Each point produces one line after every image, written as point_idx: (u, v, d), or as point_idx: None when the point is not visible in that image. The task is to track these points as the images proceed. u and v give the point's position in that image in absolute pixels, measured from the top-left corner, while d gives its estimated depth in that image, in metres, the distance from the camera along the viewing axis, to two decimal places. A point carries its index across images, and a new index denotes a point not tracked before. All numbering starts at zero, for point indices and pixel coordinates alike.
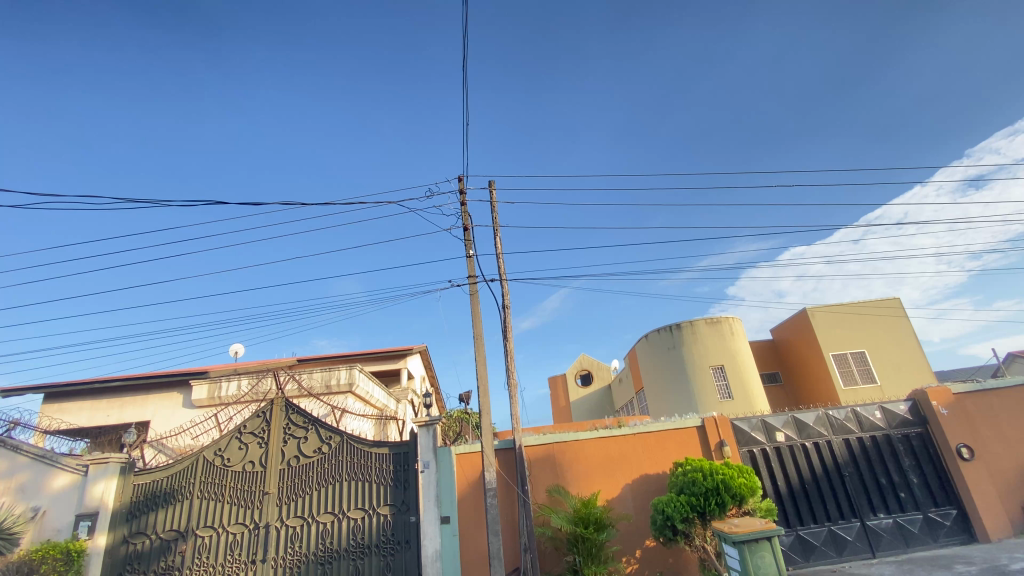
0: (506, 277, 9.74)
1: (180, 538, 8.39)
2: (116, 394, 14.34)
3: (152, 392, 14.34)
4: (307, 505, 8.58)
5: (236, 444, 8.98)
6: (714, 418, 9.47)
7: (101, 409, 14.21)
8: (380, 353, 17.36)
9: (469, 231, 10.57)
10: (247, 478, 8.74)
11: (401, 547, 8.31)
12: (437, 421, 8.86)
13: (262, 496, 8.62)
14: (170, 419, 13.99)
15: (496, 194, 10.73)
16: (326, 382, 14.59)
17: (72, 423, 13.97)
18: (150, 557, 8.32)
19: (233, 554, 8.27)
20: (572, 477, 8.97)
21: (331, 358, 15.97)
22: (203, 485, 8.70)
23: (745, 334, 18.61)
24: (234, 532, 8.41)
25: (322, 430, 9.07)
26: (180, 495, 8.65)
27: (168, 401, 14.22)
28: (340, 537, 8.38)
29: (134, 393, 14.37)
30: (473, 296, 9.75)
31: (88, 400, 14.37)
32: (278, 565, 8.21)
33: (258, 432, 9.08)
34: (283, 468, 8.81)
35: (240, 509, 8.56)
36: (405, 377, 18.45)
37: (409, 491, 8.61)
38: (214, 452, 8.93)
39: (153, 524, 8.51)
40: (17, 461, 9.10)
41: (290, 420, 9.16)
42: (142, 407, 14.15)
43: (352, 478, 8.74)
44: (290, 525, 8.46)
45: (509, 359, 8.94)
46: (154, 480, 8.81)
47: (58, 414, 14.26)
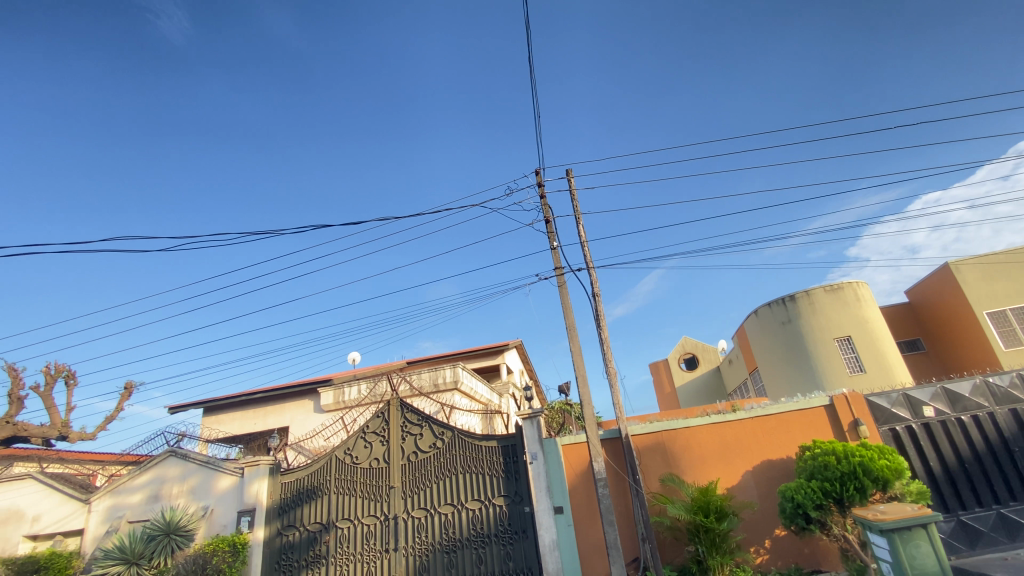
0: (593, 265, 9.54)
1: (323, 530, 9.25)
2: (259, 404, 16.22)
3: (287, 400, 16.02)
4: (429, 497, 9.07)
5: (362, 443, 9.74)
6: (843, 395, 8.58)
7: (249, 418, 16.13)
8: (479, 350, 17.91)
9: (551, 223, 10.52)
10: (374, 474, 9.43)
11: (519, 536, 8.51)
12: (540, 413, 8.93)
13: (389, 489, 9.25)
14: (305, 424, 15.53)
15: (574, 182, 10.57)
16: (434, 381, 15.34)
17: (228, 432, 16.02)
18: (301, 547, 9.25)
19: (369, 543, 8.98)
20: (686, 465, 8.60)
21: (436, 358, 16.76)
22: (338, 481, 9.54)
23: (873, 299, 16.71)
24: (368, 523, 9.13)
25: (435, 427, 9.54)
26: (320, 490, 9.55)
27: (301, 408, 15.80)
28: (461, 526, 8.76)
29: (273, 403, 16.14)
30: (562, 287, 9.68)
31: (238, 411, 16.37)
32: (409, 553, 8.77)
33: (380, 430, 9.76)
34: (405, 463, 9.40)
35: (371, 502, 9.26)
36: (506, 371, 18.88)
37: (521, 482, 8.79)
38: (344, 451, 9.76)
39: (301, 517, 9.46)
40: (189, 466, 10.63)
41: (406, 418, 9.74)
42: (280, 414, 15.87)
43: (466, 471, 9.10)
44: (415, 516, 9.01)
45: (606, 348, 8.75)
46: (297, 478, 9.81)
47: (216, 425, 16.42)
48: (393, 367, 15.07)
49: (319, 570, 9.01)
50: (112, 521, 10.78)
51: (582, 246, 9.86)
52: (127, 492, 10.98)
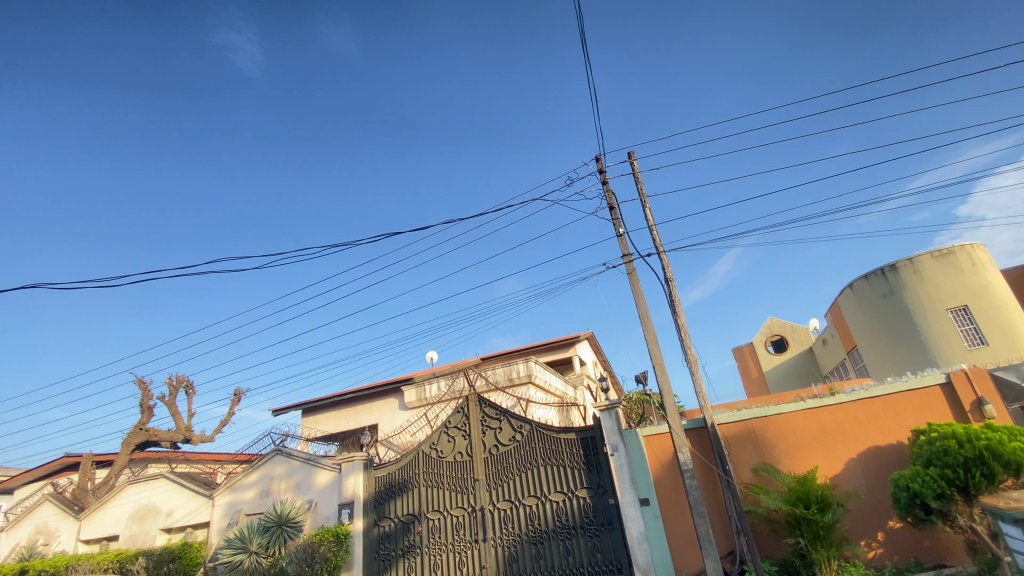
0: (663, 249, 9.20)
1: (416, 521, 9.70)
2: (350, 404, 17.30)
3: (374, 399, 16.95)
4: (513, 490, 9.23)
5: (445, 437, 10.10)
6: (963, 372, 7.68)
7: (342, 417, 17.26)
8: (550, 343, 17.96)
9: (616, 209, 10.27)
10: (459, 467, 9.75)
11: (605, 528, 8.46)
12: (618, 404, 8.77)
13: (474, 482, 9.53)
14: (393, 421, 16.34)
15: (637, 165, 10.26)
16: (509, 375, 15.55)
17: (324, 430, 17.25)
18: (396, 537, 9.75)
19: (459, 534, 9.31)
20: (781, 454, 8.10)
21: (510, 353, 16.98)
22: (426, 475, 9.96)
23: (993, 262, 14.82)
24: (456, 514, 9.46)
25: (513, 420, 9.70)
26: (410, 484, 10.02)
27: (387, 406, 16.66)
28: (547, 518, 8.85)
29: (362, 402, 17.14)
30: (632, 274, 9.44)
31: (331, 411, 17.55)
32: (497, 544, 9.00)
33: (462, 425, 10.07)
34: (487, 456, 9.64)
35: (458, 494, 9.58)
36: (579, 363, 18.77)
37: (603, 474, 8.73)
38: (429, 445, 10.18)
39: (394, 508, 9.98)
40: (293, 463, 11.57)
41: (485, 413, 9.97)
42: (369, 413, 16.84)
43: (548, 463, 9.16)
44: (501, 508, 9.21)
45: (684, 334, 8.43)
46: (389, 472, 10.35)
47: (314, 424, 17.73)
48: (468, 364, 15.49)
49: (414, 559, 9.44)
50: (232, 515, 11.97)
51: (650, 231, 9.54)
52: (242, 488, 12.14)
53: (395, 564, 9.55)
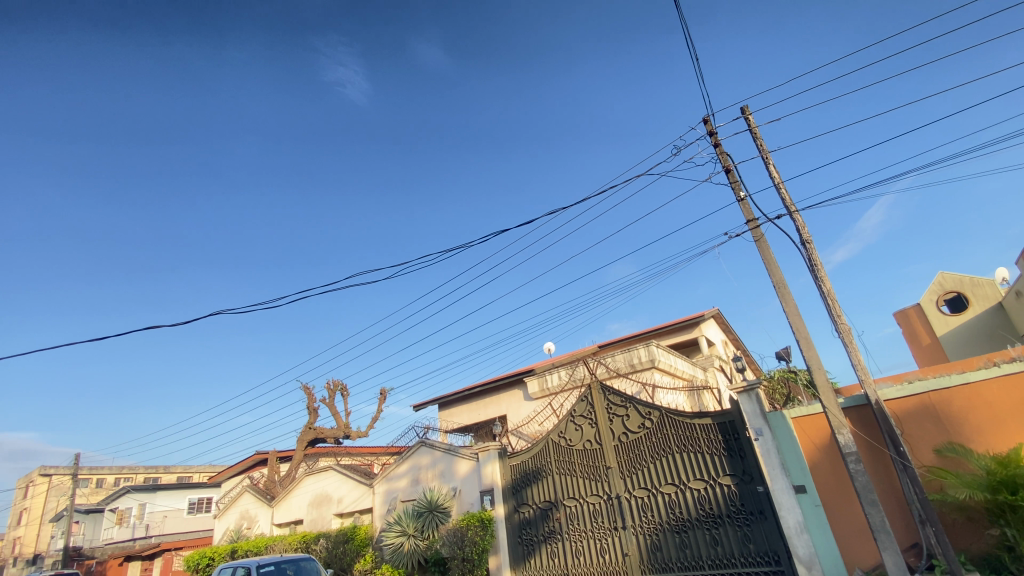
0: (795, 208, 8.22)
1: (553, 508, 9.87)
2: (479, 397, 18.17)
3: (500, 391, 17.60)
4: (649, 477, 8.95)
5: (573, 426, 10.12)
6: None
7: (473, 409, 18.21)
8: (671, 326, 17.09)
9: (733, 171, 9.42)
10: (590, 455, 9.71)
11: (756, 517, 7.85)
12: (757, 385, 8.06)
13: (607, 469, 9.42)
14: (520, 411, 16.83)
15: (753, 120, 9.29)
16: (630, 361, 15.12)
17: (459, 422, 18.36)
18: (537, 524, 9.99)
19: (597, 521, 9.29)
20: (973, 432, 6.80)
21: (629, 338, 16.51)
22: (558, 462, 10.09)
23: None
24: (593, 502, 9.45)
25: (640, 407, 9.40)
26: (544, 472, 10.21)
27: (513, 397, 17.19)
28: (688, 506, 8.46)
29: (490, 395, 17.90)
30: (759, 240, 8.58)
31: (463, 404, 18.60)
32: (639, 531, 8.82)
33: (588, 413, 10.00)
34: (618, 444, 9.46)
35: (592, 482, 9.55)
36: (706, 344, 17.62)
37: (748, 460, 8.09)
38: (558, 434, 10.27)
39: (532, 495, 10.22)
40: (436, 454, 12.48)
41: (610, 400, 9.79)
42: (498, 404, 17.53)
43: (683, 450, 8.73)
44: (638, 496, 8.99)
45: (831, 301, 7.45)
46: (522, 461, 10.64)
47: (449, 417, 18.96)
48: (588, 352, 15.35)
49: (556, 545, 9.62)
50: (390, 501, 13.25)
51: (777, 189, 8.59)
52: (395, 478, 13.38)
53: (538, 550, 9.80)
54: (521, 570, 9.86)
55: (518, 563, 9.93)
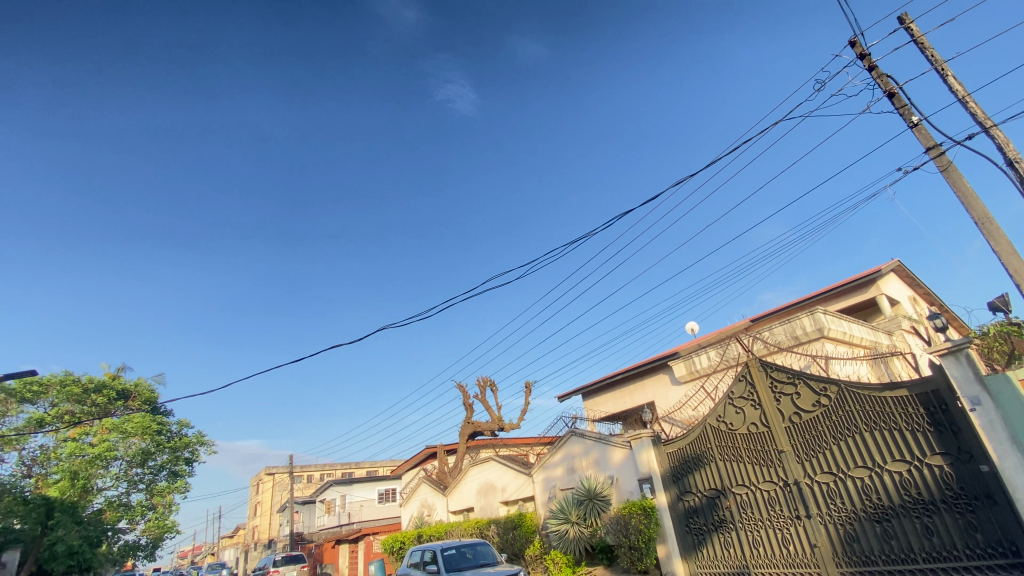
0: (994, 122, 6.60)
1: (722, 495, 9.25)
2: (624, 384, 17.81)
3: (645, 377, 17.06)
4: (833, 460, 7.94)
5: (732, 409, 9.38)
6: None
7: (618, 397, 17.91)
8: (839, 288, 14.94)
9: (898, 95, 7.90)
10: (757, 439, 8.91)
11: (982, 503, 6.51)
12: (967, 345, 6.59)
13: (780, 454, 8.56)
14: (668, 396, 16.12)
15: (917, 28, 7.69)
16: (792, 334, 13.56)
17: (606, 411, 18.23)
18: (705, 512, 9.45)
19: (775, 510, 8.50)
20: None
21: (786, 308, 14.83)
22: (720, 448, 9.43)
23: None
24: (767, 489, 8.67)
25: (812, 382, 8.38)
26: (706, 458, 9.62)
27: (660, 382, 16.53)
28: (888, 492, 7.32)
29: (635, 381, 17.43)
30: (947, 170, 7.06)
31: (608, 393, 18.41)
32: (827, 520, 7.87)
33: (749, 394, 9.18)
34: (789, 426, 8.54)
35: (764, 467, 8.77)
36: (889, 304, 15.04)
37: (964, 436, 6.74)
38: (716, 418, 9.61)
39: (696, 483, 9.68)
40: (588, 443, 12.57)
41: (773, 378, 8.87)
42: (644, 390, 17.00)
43: (874, 427, 7.58)
44: (821, 481, 8.03)
45: None
46: (680, 448, 10.14)
47: (595, 406, 18.92)
48: (739, 328, 14.12)
49: (730, 534, 9.02)
50: (550, 489, 13.65)
51: (964, 105, 6.98)
52: (552, 467, 13.73)
53: (709, 539, 9.29)
54: (694, 561, 9.42)
55: (690, 553, 9.50)
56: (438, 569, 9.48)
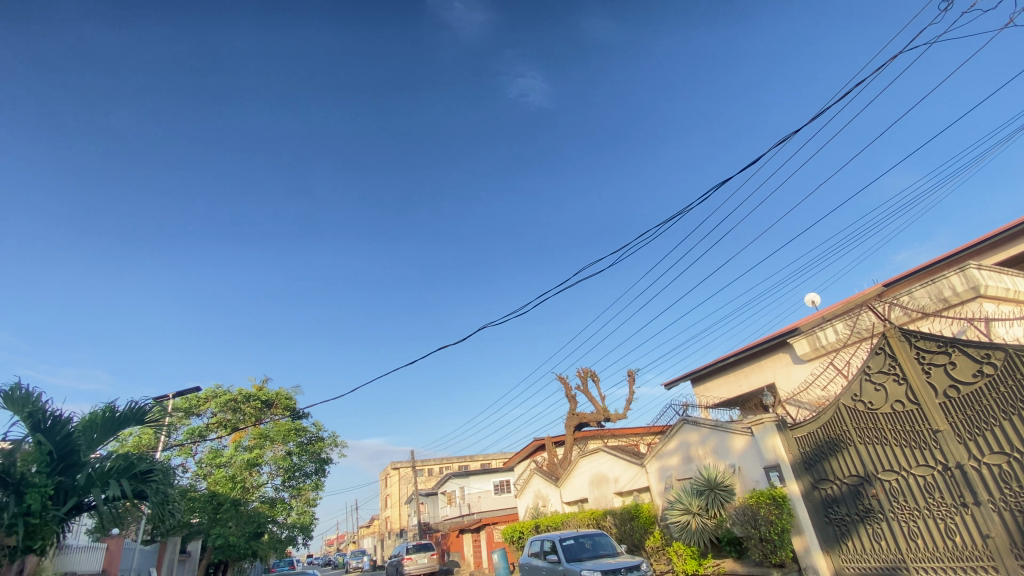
0: None
1: (866, 483, 8.26)
2: (737, 367, 16.64)
3: (761, 358, 15.78)
4: (1004, 437, 6.79)
5: (871, 385, 8.33)
6: None
7: (732, 380, 16.79)
8: (996, 237, 12.68)
9: None
10: (905, 418, 7.85)
11: None
12: None
13: (935, 434, 7.47)
14: (791, 377, 14.77)
15: None
16: (939, 296, 11.75)
17: (720, 396, 17.20)
18: (848, 501, 8.51)
19: (934, 497, 7.42)
20: None
21: (928, 268, 12.88)
22: (860, 430, 8.42)
23: None
24: (922, 474, 7.59)
25: (971, 349, 7.24)
26: (844, 442, 8.64)
27: (779, 362, 15.20)
28: None
29: (750, 362, 16.21)
30: None
31: (720, 377, 17.34)
32: (1004, 508, 6.71)
33: (890, 368, 8.10)
34: (944, 401, 7.42)
35: (916, 450, 7.70)
36: None
37: None
38: (851, 397, 8.60)
39: (833, 470, 8.74)
40: (704, 431, 12.03)
41: (919, 348, 7.76)
42: (762, 372, 15.74)
43: None
44: (991, 463, 6.89)
45: None
46: (811, 432, 9.22)
47: (707, 392, 17.93)
48: (870, 295, 12.44)
49: (880, 525, 8.03)
50: (666, 479, 13.15)
51: None
52: (667, 456, 13.23)
53: (855, 531, 8.36)
54: (838, 554, 8.55)
55: (831, 546, 8.64)
56: (559, 558, 9.60)
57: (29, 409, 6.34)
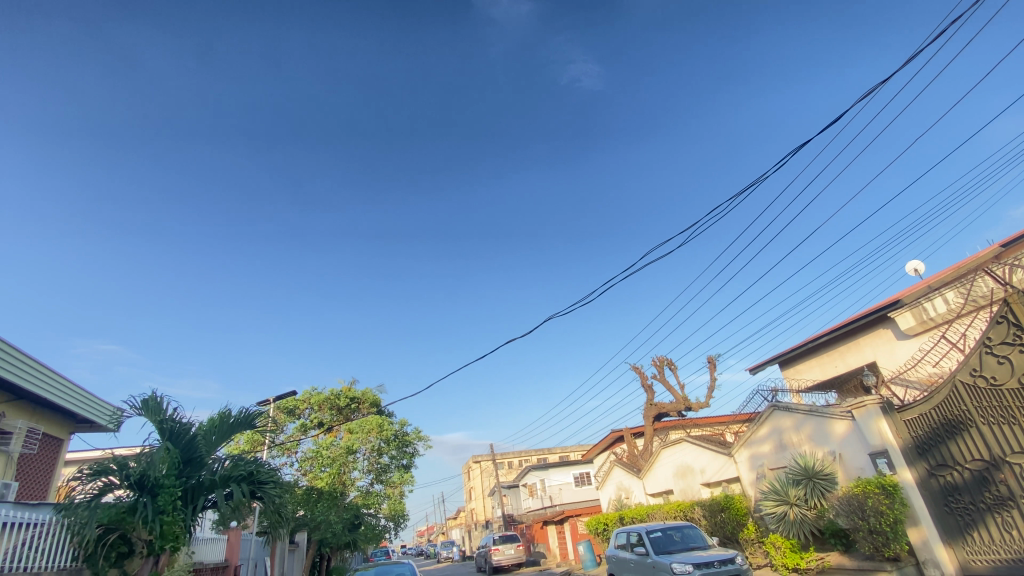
0: None
1: (993, 467, 7.43)
2: (831, 346, 15.41)
3: (858, 335, 14.50)
4: None
5: (992, 359, 7.53)
6: None
7: (827, 361, 15.59)
8: None
9: None
10: None
11: None
12: None
13: None
14: (895, 354, 13.43)
15: None
16: None
17: (813, 378, 16.04)
18: (973, 489, 7.65)
19: None
20: None
21: None
22: (983, 409, 7.60)
23: None
24: None
25: None
26: (964, 423, 7.77)
27: (880, 339, 13.89)
28: None
29: (845, 341, 14.95)
30: None
31: (812, 358, 16.16)
32: None
33: (1015, 338, 7.34)
34: None
35: None
36: None
37: None
38: (969, 373, 7.76)
39: (953, 454, 7.88)
40: (798, 417, 11.33)
41: None
42: (859, 351, 14.47)
43: None
44: None
45: None
46: (923, 414, 8.34)
47: (798, 374, 16.79)
48: (987, 259, 11.16)
49: (1013, 514, 7.21)
50: (758, 468, 12.46)
51: None
52: (757, 444, 12.53)
53: (983, 522, 7.51)
54: (963, 547, 7.70)
55: (954, 538, 7.79)
56: (647, 551, 9.38)
57: (159, 418, 7.12)
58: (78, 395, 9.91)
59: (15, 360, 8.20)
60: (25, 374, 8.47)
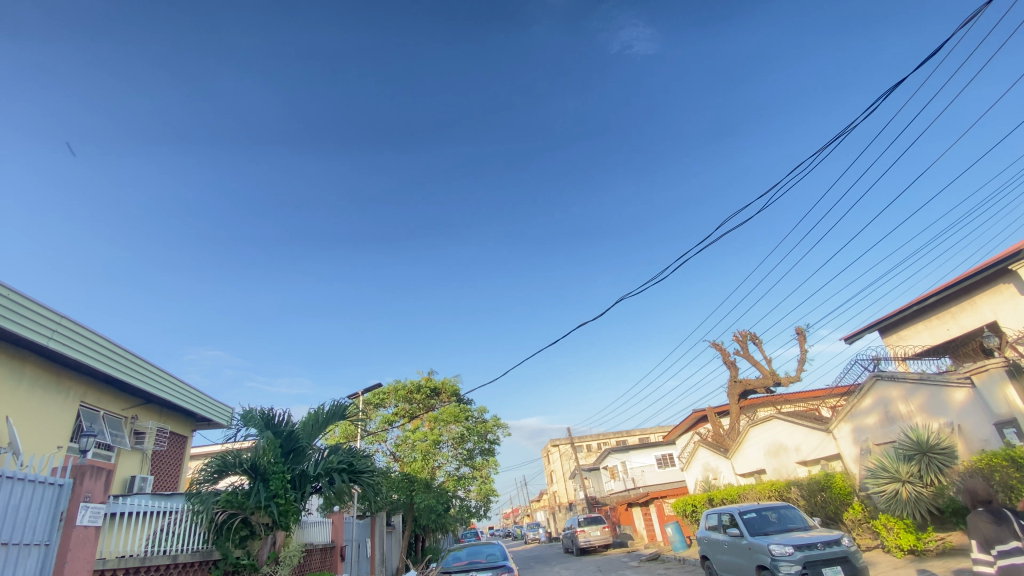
0: None
1: None
2: (942, 307, 13.88)
3: (975, 293, 12.93)
4: None
5: None
6: None
7: (937, 324, 14.07)
8: None
9: None
10: None
11: None
12: None
13: None
14: (1019, 312, 11.85)
15: None
16: None
17: (921, 343, 14.56)
18: None
19: None
20: None
21: None
22: None
23: None
24: None
25: None
26: None
27: (1001, 296, 12.30)
28: None
29: (958, 301, 13.39)
30: None
31: (920, 322, 14.65)
32: None
33: None
34: None
35: None
36: None
37: None
38: None
39: None
40: (906, 386, 10.40)
41: None
42: (976, 311, 12.87)
43: None
44: None
45: None
46: None
47: (903, 341, 15.32)
48: None
49: None
50: (862, 443, 11.52)
51: None
52: (861, 416, 11.52)
53: None
54: None
55: None
56: (741, 532, 9.00)
57: (263, 413, 7.78)
58: (195, 397, 11.02)
59: (141, 367, 9.28)
60: (150, 379, 9.56)
